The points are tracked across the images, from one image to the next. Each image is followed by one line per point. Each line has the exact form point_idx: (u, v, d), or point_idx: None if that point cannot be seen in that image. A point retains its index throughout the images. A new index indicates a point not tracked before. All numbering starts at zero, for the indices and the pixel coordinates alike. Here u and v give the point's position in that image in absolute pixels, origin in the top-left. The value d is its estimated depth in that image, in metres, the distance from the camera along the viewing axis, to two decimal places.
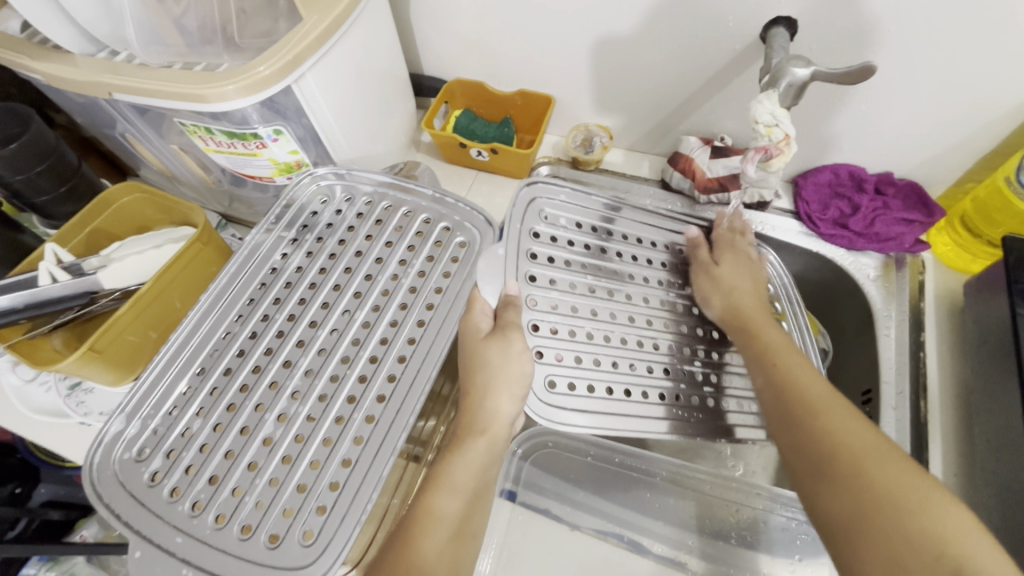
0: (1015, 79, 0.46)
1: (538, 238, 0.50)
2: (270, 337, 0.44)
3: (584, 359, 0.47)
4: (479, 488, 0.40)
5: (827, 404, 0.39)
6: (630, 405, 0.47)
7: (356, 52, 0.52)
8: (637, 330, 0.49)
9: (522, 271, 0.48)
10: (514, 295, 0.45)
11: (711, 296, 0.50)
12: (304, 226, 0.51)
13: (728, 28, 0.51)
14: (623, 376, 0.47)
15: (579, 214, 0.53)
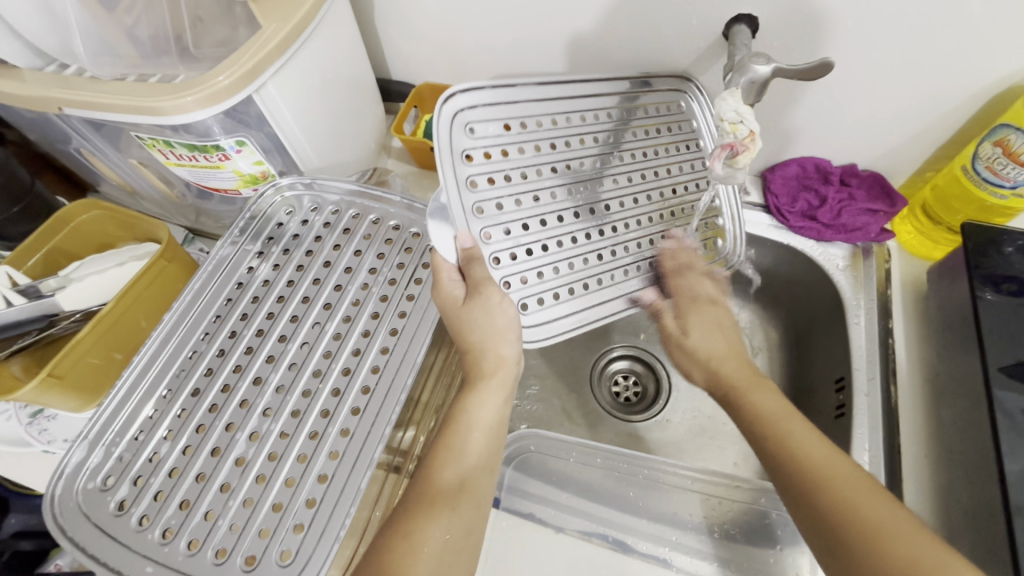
0: (967, 72, 0.48)
1: (471, 161, 0.45)
2: (239, 353, 0.44)
3: (545, 272, 0.47)
4: (489, 433, 0.43)
5: (831, 476, 0.38)
6: (598, 295, 0.49)
7: (319, 58, 0.51)
8: (591, 229, 0.50)
9: (467, 207, 0.44)
10: (471, 247, 0.43)
11: (693, 371, 0.52)
12: (270, 238, 0.50)
13: (692, 27, 0.51)
14: (590, 270, 0.49)
15: (506, 115, 0.48)
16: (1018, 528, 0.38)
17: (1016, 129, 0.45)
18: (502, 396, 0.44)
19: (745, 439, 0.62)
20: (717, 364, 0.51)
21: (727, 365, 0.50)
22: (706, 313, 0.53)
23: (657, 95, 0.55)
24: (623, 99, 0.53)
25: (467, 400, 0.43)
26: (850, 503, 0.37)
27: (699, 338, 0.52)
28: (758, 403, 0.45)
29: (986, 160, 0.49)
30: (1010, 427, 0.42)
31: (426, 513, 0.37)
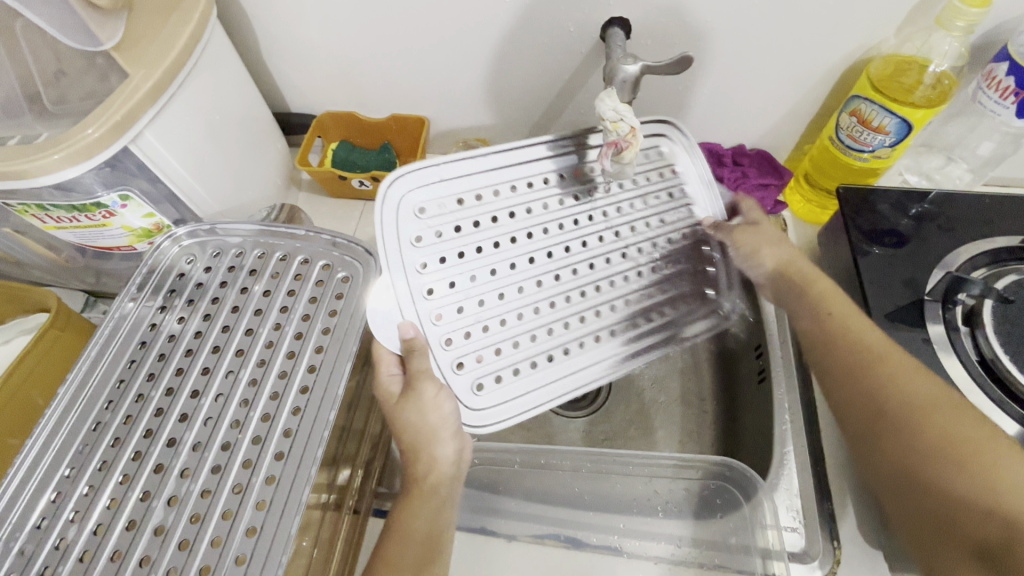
0: (818, 53, 0.52)
1: (421, 242, 0.47)
2: (148, 417, 0.41)
3: (503, 348, 0.46)
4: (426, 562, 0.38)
5: (884, 356, 0.41)
6: (574, 360, 0.47)
7: (201, 102, 0.50)
8: (541, 298, 0.48)
9: (415, 288, 0.46)
10: (413, 337, 0.44)
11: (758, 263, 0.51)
12: (172, 290, 0.48)
13: (572, 33, 0.54)
14: (569, 335, 0.48)
15: (452, 189, 0.49)
16: None
17: (866, 99, 0.50)
18: (439, 512, 0.41)
19: (685, 417, 0.65)
20: (808, 279, 0.49)
21: (829, 295, 0.47)
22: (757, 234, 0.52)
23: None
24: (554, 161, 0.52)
25: (404, 520, 0.40)
26: (901, 380, 0.40)
27: (770, 252, 0.51)
28: (859, 339, 0.43)
29: (847, 129, 0.53)
30: None
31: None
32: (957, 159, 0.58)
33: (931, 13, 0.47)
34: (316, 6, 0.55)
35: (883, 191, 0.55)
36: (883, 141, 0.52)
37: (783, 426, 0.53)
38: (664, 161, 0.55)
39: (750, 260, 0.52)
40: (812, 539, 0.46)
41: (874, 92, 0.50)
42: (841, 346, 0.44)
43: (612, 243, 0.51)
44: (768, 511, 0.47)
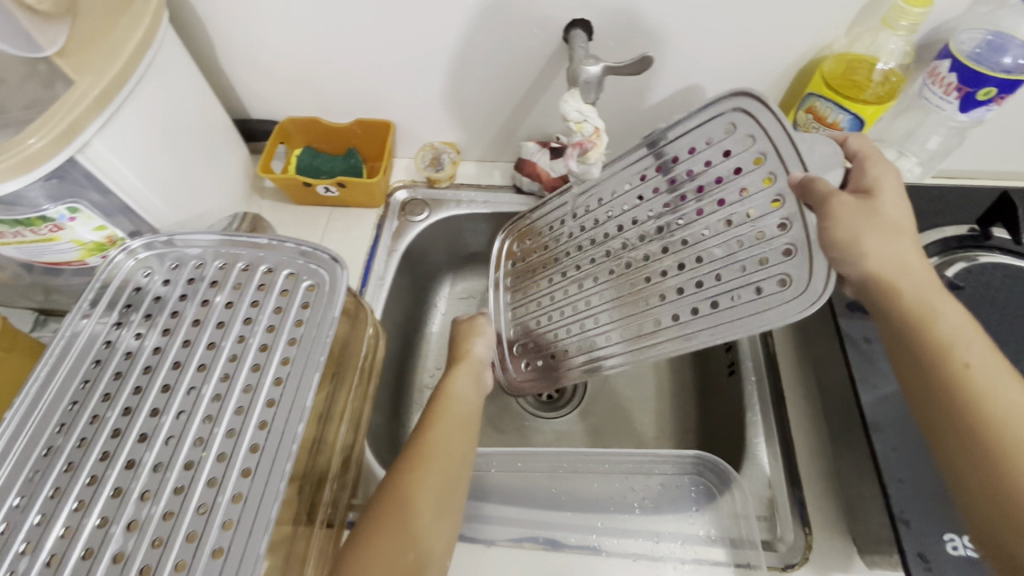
0: (773, 52, 0.53)
1: (510, 256, 0.63)
2: (104, 439, 0.39)
3: (555, 322, 0.55)
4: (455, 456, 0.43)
5: (947, 343, 0.34)
6: (634, 333, 0.48)
7: (154, 109, 0.48)
8: (601, 288, 0.51)
9: (496, 286, 0.62)
10: (474, 317, 0.59)
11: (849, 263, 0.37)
12: (128, 305, 0.46)
13: (535, 35, 0.54)
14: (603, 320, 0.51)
15: (543, 214, 0.60)
16: (875, 441, 0.43)
17: (820, 97, 0.52)
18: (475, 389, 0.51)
19: (659, 413, 0.66)
20: (895, 278, 0.36)
21: (932, 314, 0.35)
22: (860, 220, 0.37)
23: (685, 138, 0.47)
24: (634, 161, 0.51)
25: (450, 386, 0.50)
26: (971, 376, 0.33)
27: (876, 248, 0.36)
28: (973, 385, 0.32)
29: (804, 126, 0.55)
30: (858, 357, 0.47)
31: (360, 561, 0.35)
32: (908, 153, 0.60)
33: (877, 14, 0.49)
34: (272, 8, 0.54)
35: None
36: None
37: (753, 418, 0.54)
38: (740, 132, 0.44)
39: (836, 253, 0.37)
40: (784, 527, 0.48)
41: (828, 89, 0.52)
42: (956, 391, 0.33)
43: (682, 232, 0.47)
44: (742, 500, 0.49)
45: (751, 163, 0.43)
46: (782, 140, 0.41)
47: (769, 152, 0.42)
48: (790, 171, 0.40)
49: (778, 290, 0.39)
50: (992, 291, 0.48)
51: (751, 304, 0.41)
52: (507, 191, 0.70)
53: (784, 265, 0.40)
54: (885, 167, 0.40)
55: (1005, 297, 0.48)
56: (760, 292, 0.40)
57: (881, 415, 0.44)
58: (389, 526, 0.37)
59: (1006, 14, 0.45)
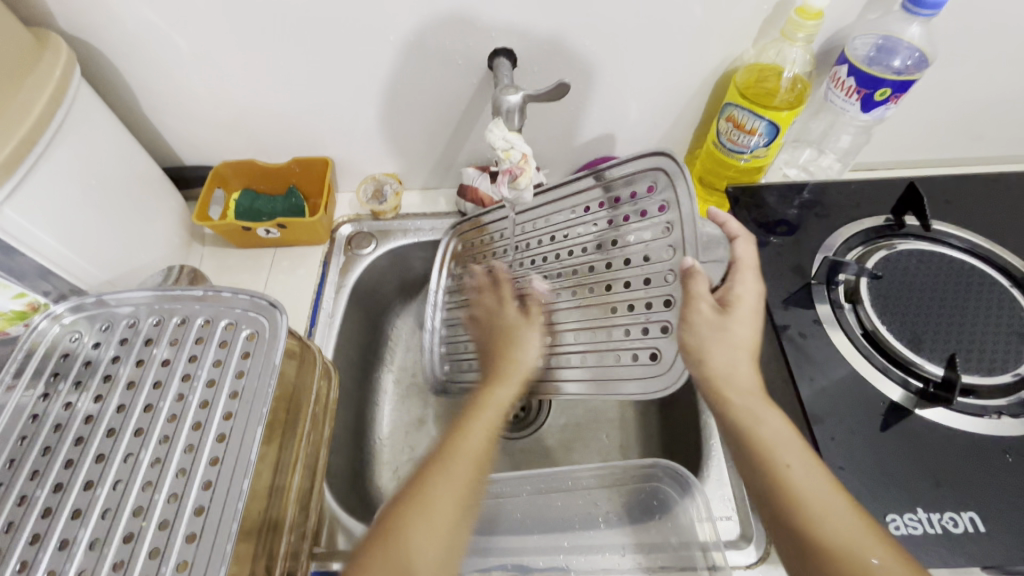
0: (689, 68, 0.56)
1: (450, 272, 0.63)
2: (34, 520, 0.37)
3: None
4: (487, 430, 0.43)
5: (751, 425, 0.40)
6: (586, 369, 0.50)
7: (71, 167, 0.47)
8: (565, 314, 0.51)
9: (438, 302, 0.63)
10: None
11: (704, 353, 0.42)
12: (56, 373, 0.44)
13: (461, 66, 0.56)
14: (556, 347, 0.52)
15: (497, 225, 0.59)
16: (817, 432, 0.45)
17: (737, 106, 0.54)
18: (513, 392, 0.46)
19: (622, 421, 0.67)
20: (723, 386, 0.41)
21: (752, 417, 0.40)
22: (717, 325, 0.42)
23: (608, 183, 0.50)
24: (574, 194, 0.52)
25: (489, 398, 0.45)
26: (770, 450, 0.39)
27: (716, 358, 0.41)
28: (790, 481, 0.37)
29: (726, 135, 0.57)
30: (794, 351, 0.49)
31: (410, 524, 0.37)
32: (826, 151, 0.63)
33: (778, 26, 0.52)
34: (193, 56, 0.54)
35: (767, 187, 0.60)
36: (758, 142, 0.56)
37: (707, 419, 0.56)
38: (658, 194, 0.47)
39: (696, 350, 0.42)
40: (745, 525, 0.49)
41: (743, 99, 0.54)
42: (789, 501, 0.37)
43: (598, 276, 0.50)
44: (701, 504, 0.48)
45: (663, 229, 0.47)
46: (686, 207, 0.45)
47: (675, 224, 0.46)
48: (684, 252, 0.44)
49: (645, 362, 0.47)
50: (909, 276, 0.52)
51: (629, 366, 0.48)
52: (453, 217, 0.71)
53: (659, 339, 0.46)
54: (753, 279, 0.44)
55: (922, 280, 0.51)
56: (635, 359, 0.47)
57: (820, 406, 0.46)
58: (428, 497, 0.38)
59: (890, 19, 0.49)
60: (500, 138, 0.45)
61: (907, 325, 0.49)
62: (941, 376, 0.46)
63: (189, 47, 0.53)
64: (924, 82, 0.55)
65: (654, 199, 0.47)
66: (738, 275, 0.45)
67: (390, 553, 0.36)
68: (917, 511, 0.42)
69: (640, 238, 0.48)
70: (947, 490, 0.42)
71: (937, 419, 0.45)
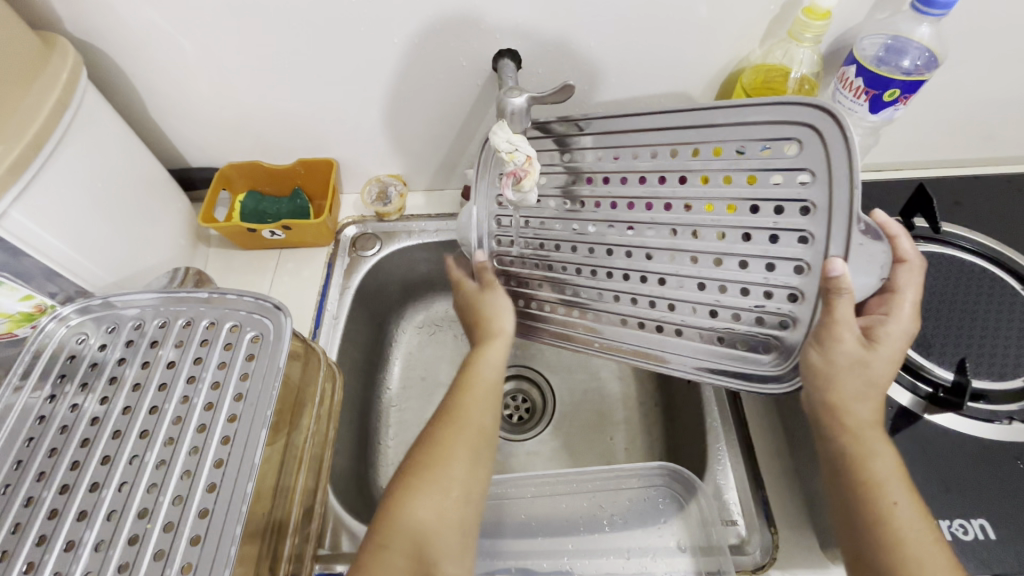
0: (694, 69, 0.56)
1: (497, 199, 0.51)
2: (41, 521, 0.37)
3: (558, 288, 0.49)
4: (485, 390, 0.46)
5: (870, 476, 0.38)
6: (665, 342, 0.44)
7: (79, 170, 0.47)
8: (643, 286, 0.45)
9: (480, 233, 0.52)
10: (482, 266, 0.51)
11: (834, 374, 0.38)
12: (62, 375, 0.44)
13: (466, 67, 0.56)
14: (626, 313, 0.46)
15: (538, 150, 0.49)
16: None
17: None
18: (501, 355, 0.48)
19: (627, 424, 0.67)
20: (843, 428, 0.39)
21: (864, 452, 0.38)
22: (854, 354, 0.38)
23: (724, 129, 0.41)
24: (676, 128, 0.43)
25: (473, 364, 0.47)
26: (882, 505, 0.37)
27: (844, 388, 0.38)
28: (897, 521, 0.36)
29: None
30: None
31: (413, 494, 0.40)
32: None
33: (784, 26, 0.51)
34: (198, 58, 0.54)
35: None
36: None
37: (712, 423, 0.55)
38: (800, 158, 0.38)
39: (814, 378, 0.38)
40: (750, 530, 0.48)
41: (749, 100, 0.54)
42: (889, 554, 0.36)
43: (708, 245, 0.41)
44: (710, 510, 0.48)
45: (800, 212, 0.38)
46: (841, 188, 0.36)
47: (820, 208, 0.37)
48: (829, 247, 0.37)
49: (769, 357, 0.41)
50: (918, 280, 0.51)
51: (745, 362, 0.41)
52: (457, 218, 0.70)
53: (796, 338, 0.39)
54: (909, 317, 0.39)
55: (931, 283, 0.51)
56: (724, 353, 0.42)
57: None
58: (429, 471, 0.41)
59: (900, 19, 0.48)
60: (501, 136, 0.45)
61: (915, 330, 0.48)
62: (949, 381, 0.45)
63: (195, 49, 0.53)
64: (933, 82, 0.54)
65: (805, 158, 0.38)
66: (893, 309, 0.39)
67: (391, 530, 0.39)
68: None
69: (774, 199, 0.39)
70: (956, 497, 0.42)
71: (946, 424, 0.44)
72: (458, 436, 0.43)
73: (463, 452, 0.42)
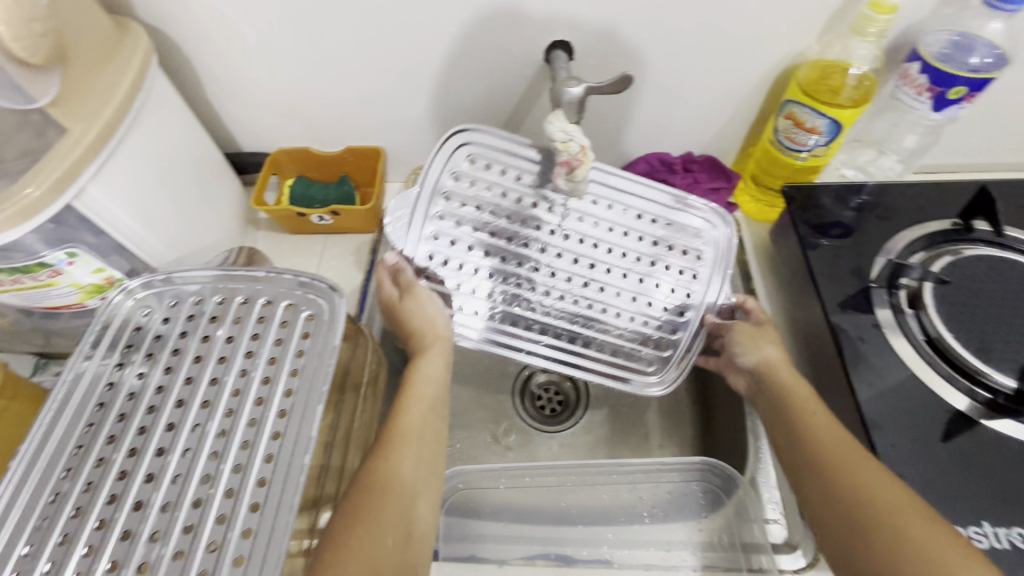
0: (749, 63, 0.55)
1: (446, 201, 0.57)
2: (111, 481, 0.39)
3: (494, 295, 0.57)
4: (424, 395, 0.47)
5: (872, 493, 0.37)
6: (581, 351, 0.56)
7: (147, 150, 0.49)
8: (606, 288, 0.58)
9: (422, 235, 0.57)
10: (397, 263, 0.55)
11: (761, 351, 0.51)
12: (129, 345, 0.46)
13: (518, 58, 0.56)
14: (591, 313, 0.57)
15: (491, 160, 0.57)
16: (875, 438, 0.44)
17: (798, 103, 0.53)
18: (440, 359, 0.50)
19: (662, 420, 0.66)
20: (828, 449, 0.40)
21: (788, 380, 0.47)
22: (765, 334, 0.52)
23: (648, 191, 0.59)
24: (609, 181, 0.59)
25: (417, 371, 0.48)
26: (890, 520, 0.35)
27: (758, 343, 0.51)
28: (811, 425, 0.43)
29: (784, 132, 0.56)
30: (852, 354, 0.48)
31: (392, 454, 0.41)
32: (887, 151, 0.61)
33: (846, 21, 0.50)
34: (259, 45, 0.55)
35: (824, 187, 0.58)
36: (818, 141, 0.55)
37: (754, 420, 0.55)
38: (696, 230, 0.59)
39: (745, 348, 0.52)
40: (793, 528, 0.48)
41: (805, 96, 0.53)
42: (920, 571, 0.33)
43: (625, 262, 0.58)
44: (753, 506, 0.49)
45: (690, 274, 0.58)
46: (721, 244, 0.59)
47: (704, 271, 0.58)
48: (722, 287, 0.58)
49: (643, 359, 0.57)
50: (978, 283, 0.50)
51: (627, 366, 0.57)
52: None
53: (656, 352, 0.58)
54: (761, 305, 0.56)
55: (992, 288, 0.49)
56: (626, 356, 0.57)
57: (878, 411, 0.45)
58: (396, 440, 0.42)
59: (968, 15, 0.47)
60: (556, 128, 0.46)
61: (975, 333, 0.47)
62: (1012, 387, 0.44)
63: (257, 36, 0.54)
64: (1001, 80, 0.53)
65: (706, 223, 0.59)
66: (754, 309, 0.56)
67: (382, 485, 0.39)
68: (982, 524, 0.40)
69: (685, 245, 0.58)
70: (1014, 505, 0.41)
71: (1005, 432, 0.43)
72: (398, 464, 0.40)
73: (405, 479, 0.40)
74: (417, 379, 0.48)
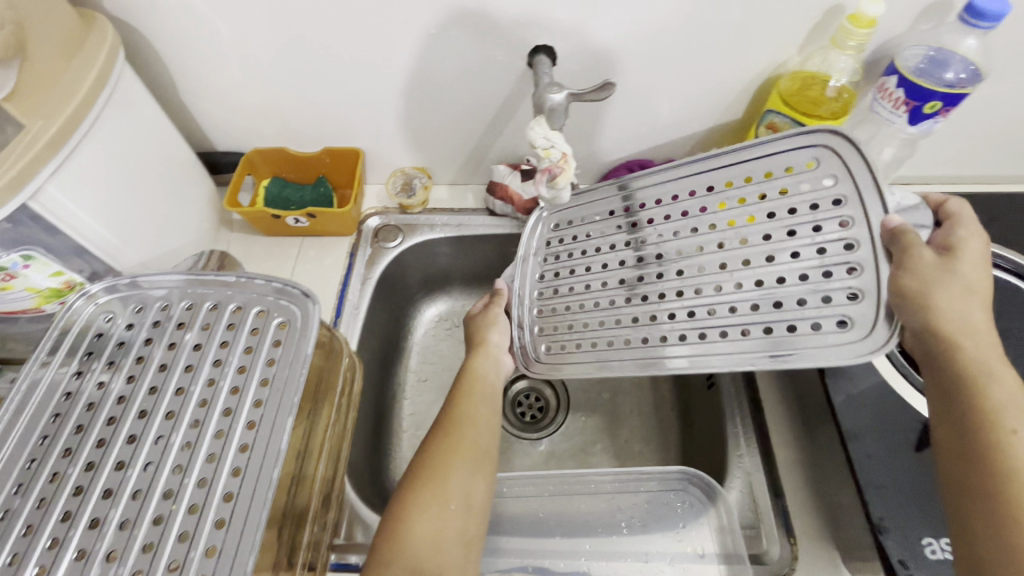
0: (730, 73, 0.55)
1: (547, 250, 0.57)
2: (66, 497, 0.37)
3: (601, 307, 0.52)
4: (479, 394, 0.48)
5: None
6: (729, 343, 0.45)
7: (113, 148, 0.47)
8: (712, 262, 0.47)
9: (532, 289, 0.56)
10: (481, 314, 0.56)
11: (958, 311, 0.37)
12: (89, 352, 0.44)
13: (500, 62, 0.55)
14: (711, 299, 0.46)
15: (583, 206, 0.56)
16: (851, 449, 0.44)
17: (778, 113, 0.54)
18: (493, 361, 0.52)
19: (642, 427, 0.66)
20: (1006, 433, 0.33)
21: (962, 335, 0.37)
22: (951, 286, 0.38)
23: (761, 160, 0.47)
24: (717, 164, 0.49)
25: (473, 370, 0.51)
26: None
27: (946, 305, 0.37)
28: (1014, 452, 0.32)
29: None
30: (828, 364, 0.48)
31: (439, 455, 0.43)
32: None
33: (826, 34, 0.51)
34: (233, 41, 0.53)
35: None
36: None
37: (733, 429, 0.55)
38: (821, 169, 0.45)
39: (915, 302, 0.38)
40: (769, 539, 0.48)
41: (785, 106, 0.54)
42: None
43: (757, 243, 0.46)
44: (723, 513, 0.50)
45: (832, 205, 0.44)
46: (866, 181, 0.43)
47: (849, 199, 0.43)
48: (867, 224, 0.42)
49: (828, 334, 0.42)
50: None
51: (791, 340, 0.43)
52: (481, 213, 0.70)
53: (843, 308, 0.42)
54: (977, 237, 0.40)
55: None
56: (790, 331, 0.43)
57: (855, 421, 0.45)
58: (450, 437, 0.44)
59: (944, 31, 0.48)
60: (535, 133, 0.45)
61: None
62: None
63: (231, 32, 0.53)
64: (974, 97, 0.54)
65: (827, 172, 0.45)
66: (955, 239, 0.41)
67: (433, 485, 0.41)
68: None
69: (812, 201, 0.44)
70: None
71: None
72: (454, 447, 0.43)
73: (462, 458, 0.43)
74: (470, 378, 0.50)
